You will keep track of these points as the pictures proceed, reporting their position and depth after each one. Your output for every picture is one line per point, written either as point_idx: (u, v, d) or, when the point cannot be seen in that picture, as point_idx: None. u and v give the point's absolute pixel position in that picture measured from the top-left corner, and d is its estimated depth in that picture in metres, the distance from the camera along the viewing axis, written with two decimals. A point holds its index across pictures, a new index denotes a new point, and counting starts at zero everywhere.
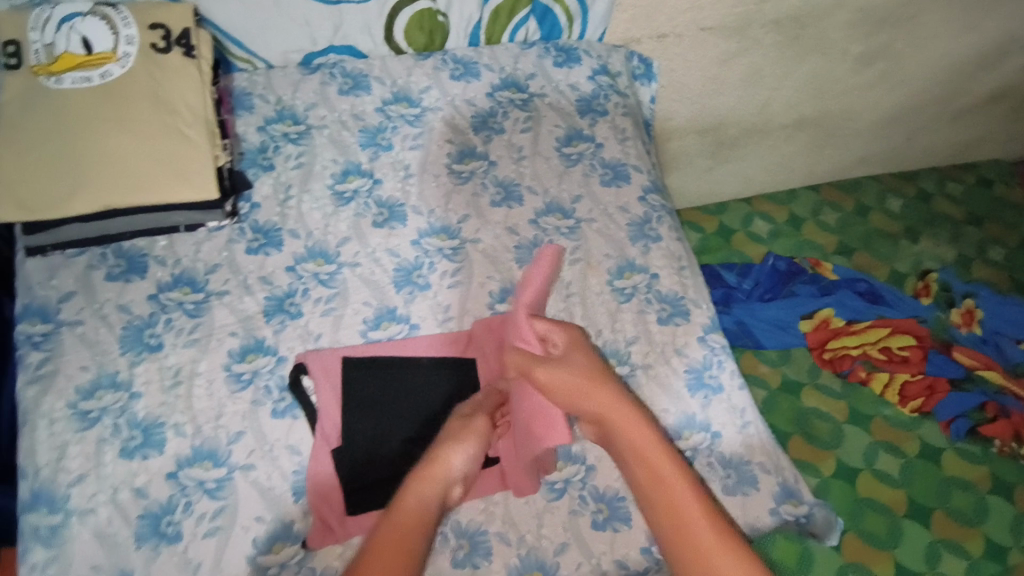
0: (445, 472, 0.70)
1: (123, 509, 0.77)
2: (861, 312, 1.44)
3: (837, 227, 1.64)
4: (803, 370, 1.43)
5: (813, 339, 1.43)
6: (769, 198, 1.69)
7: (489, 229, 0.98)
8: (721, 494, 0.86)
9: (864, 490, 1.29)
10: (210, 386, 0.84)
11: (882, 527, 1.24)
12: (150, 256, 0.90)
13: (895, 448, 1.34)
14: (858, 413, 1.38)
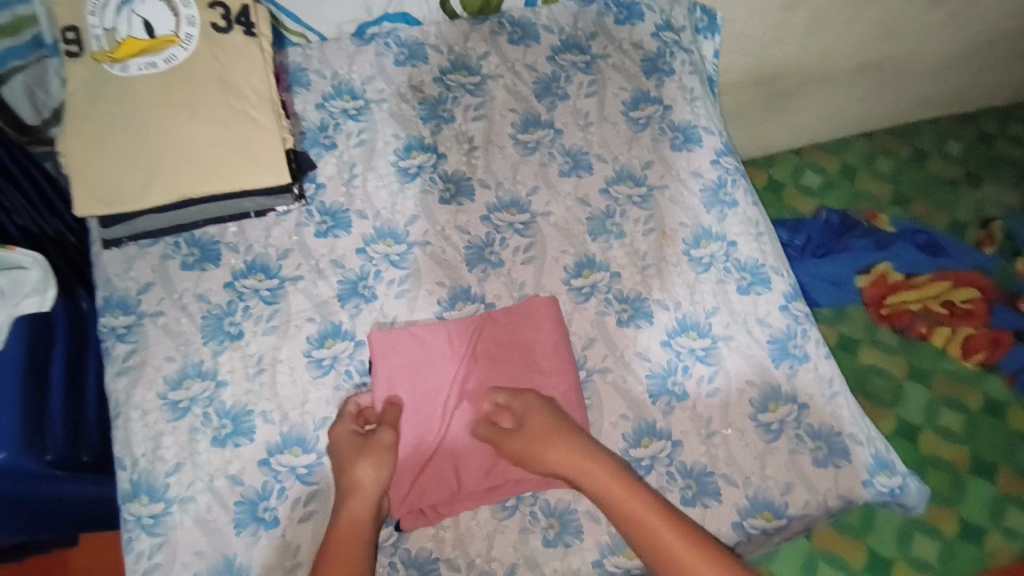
0: (371, 497, 0.75)
1: (220, 496, 0.78)
2: (918, 265, 1.37)
3: (892, 175, 1.56)
4: (858, 326, 1.38)
5: (870, 295, 1.37)
6: (820, 147, 1.61)
7: (560, 201, 0.96)
8: (811, 466, 0.84)
9: (927, 447, 1.27)
10: (292, 372, 0.84)
11: (944, 484, 1.23)
12: (222, 243, 0.89)
13: (956, 402, 1.31)
14: (919, 370, 1.34)
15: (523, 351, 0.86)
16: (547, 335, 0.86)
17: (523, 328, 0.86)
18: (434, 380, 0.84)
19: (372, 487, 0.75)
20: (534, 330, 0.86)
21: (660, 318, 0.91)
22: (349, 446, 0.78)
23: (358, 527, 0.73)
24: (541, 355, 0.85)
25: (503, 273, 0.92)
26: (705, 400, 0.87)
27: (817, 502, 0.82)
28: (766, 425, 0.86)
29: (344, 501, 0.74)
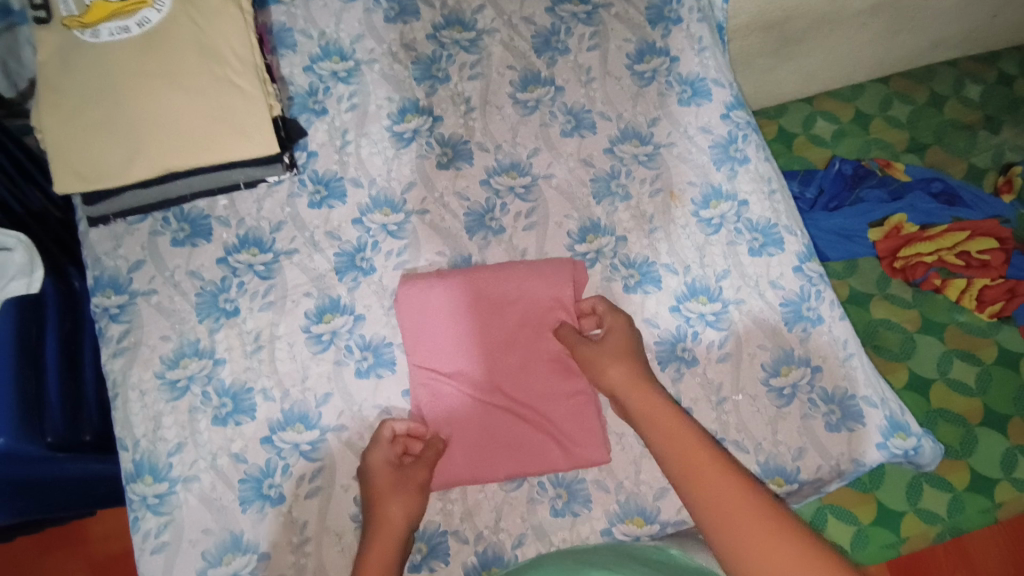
0: (400, 536, 0.70)
1: (224, 474, 0.77)
2: (933, 216, 1.31)
3: (908, 121, 1.50)
4: (869, 280, 1.35)
5: (883, 248, 1.33)
6: (833, 95, 1.54)
7: (563, 162, 0.92)
8: (824, 431, 0.82)
9: (937, 400, 1.25)
10: (291, 348, 0.82)
11: (955, 437, 1.22)
12: (213, 217, 0.86)
13: (969, 354, 1.28)
14: (930, 322, 1.31)
15: (525, 305, 0.82)
16: (540, 286, 0.82)
17: (516, 283, 0.82)
18: (452, 363, 0.80)
19: (402, 529, 0.71)
20: (527, 285, 0.82)
21: (668, 283, 0.88)
22: (378, 479, 0.73)
23: (384, 569, 0.67)
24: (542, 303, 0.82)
25: (505, 240, 0.88)
26: (715, 365, 0.85)
27: (830, 466, 0.81)
28: (778, 390, 0.84)
29: (370, 545, 0.69)
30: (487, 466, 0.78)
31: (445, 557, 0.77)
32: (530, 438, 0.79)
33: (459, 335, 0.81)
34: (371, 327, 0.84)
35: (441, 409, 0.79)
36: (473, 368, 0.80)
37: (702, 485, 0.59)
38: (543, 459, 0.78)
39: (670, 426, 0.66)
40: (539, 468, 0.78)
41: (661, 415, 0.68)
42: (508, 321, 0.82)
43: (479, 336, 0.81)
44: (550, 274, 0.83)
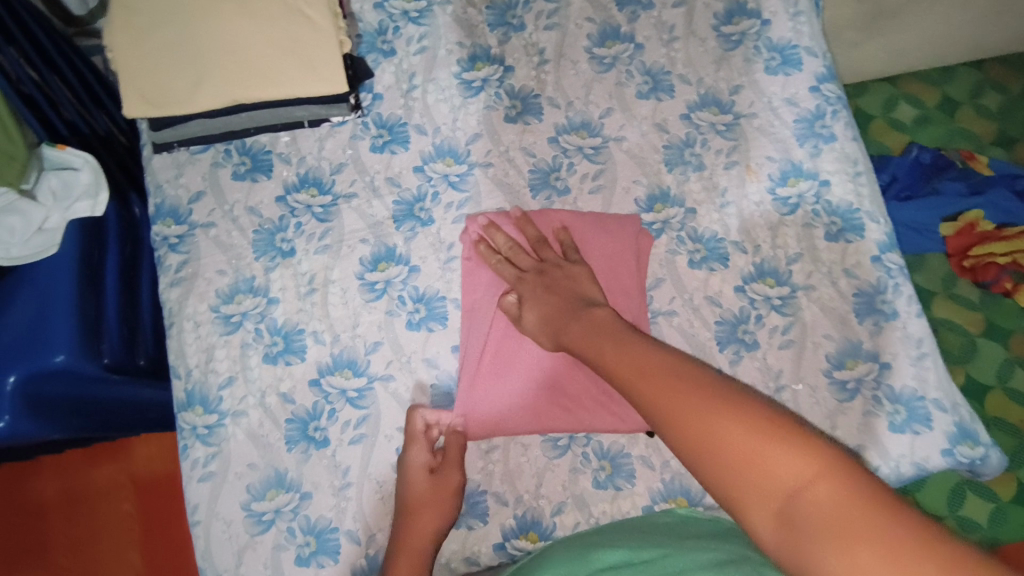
0: (427, 542, 0.72)
1: (272, 412, 0.78)
2: (1015, 214, 1.22)
3: (999, 111, 1.40)
4: (936, 278, 1.29)
5: (952, 245, 1.26)
6: (919, 76, 1.44)
7: (635, 125, 0.87)
8: (887, 430, 0.78)
9: (994, 408, 1.19)
10: (344, 294, 0.82)
11: (1008, 447, 1.16)
12: (274, 153, 0.85)
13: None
14: (996, 327, 1.24)
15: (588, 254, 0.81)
16: (603, 238, 0.82)
17: (577, 233, 0.82)
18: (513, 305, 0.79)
19: (431, 536, 0.72)
20: (590, 236, 0.82)
21: (736, 262, 0.84)
22: (414, 485, 0.74)
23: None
24: (604, 254, 0.81)
25: (569, 202, 0.85)
26: (776, 352, 0.81)
27: (889, 468, 0.77)
28: (840, 383, 0.80)
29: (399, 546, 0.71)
30: (537, 413, 0.77)
31: (483, 516, 0.77)
32: (582, 388, 0.78)
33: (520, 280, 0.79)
34: (426, 280, 0.82)
35: (498, 350, 0.78)
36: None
37: (668, 411, 0.50)
38: (590, 410, 0.77)
39: (617, 349, 0.59)
40: (587, 421, 0.77)
41: (601, 341, 0.61)
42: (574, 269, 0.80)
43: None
44: (630, 238, 0.82)
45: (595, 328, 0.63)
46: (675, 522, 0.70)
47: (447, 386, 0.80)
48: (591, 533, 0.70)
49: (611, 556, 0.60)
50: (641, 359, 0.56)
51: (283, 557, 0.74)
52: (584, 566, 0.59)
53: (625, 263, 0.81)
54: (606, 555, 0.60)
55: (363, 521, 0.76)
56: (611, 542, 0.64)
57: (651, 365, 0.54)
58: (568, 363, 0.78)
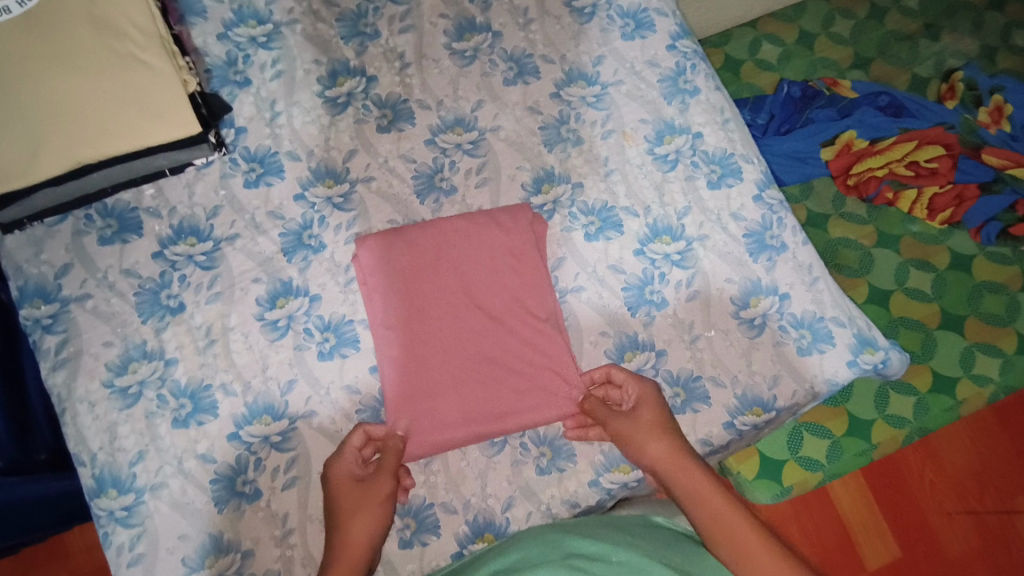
0: (366, 550, 0.64)
1: (193, 477, 0.74)
2: (882, 129, 1.31)
3: (851, 37, 1.49)
4: (826, 201, 1.36)
5: (836, 167, 1.33)
6: (775, 16, 1.51)
7: (508, 113, 0.88)
8: (796, 355, 0.84)
9: (898, 310, 1.27)
10: (246, 338, 0.79)
11: (915, 344, 1.25)
12: (141, 209, 0.80)
13: (925, 263, 1.31)
14: (885, 236, 1.33)
15: (487, 255, 0.80)
16: (499, 235, 0.81)
17: (472, 234, 0.80)
18: (430, 327, 0.78)
19: (368, 544, 0.65)
20: (485, 236, 0.81)
21: (630, 227, 0.85)
22: (344, 495, 0.67)
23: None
24: (505, 251, 0.80)
25: (457, 200, 0.85)
26: (685, 304, 0.85)
27: (804, 390, 0.83)
28: (748, 321, 0.85)
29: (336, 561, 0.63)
30: (476, 426, 0.76)
31: (436, 529, 0.76)
32: (502, 386, 0.78)
33: (425, 286, 0.78)
34: (328, 307, 0.81)
35: (421, 375, 0.76)
36: (449, 328, 0.78)
37: None
38: (512, 406, 0.77)
39: (701, 485, 0.63)
40: (526, 420, 0.77)
41: (692, 471, 0.65)
42: (475, 269, 0.80)
43: (449, 296, 0.79)
44: (524, 226, 0.81)
45: (702, 495, 0.62)
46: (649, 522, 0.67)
47: (372, 410, 0.79)
48: (562, 523, 0.68)
49: (585, 545, 0.58)
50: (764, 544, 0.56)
51: None
52: (555, 551, 0.57)
53: (527, 254, 0.81)
54: (580, 542, 0.58)
55: (313, 565, 0.73)
56: (585, 532, 0.62)
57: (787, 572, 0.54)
58: (484, 364, 0.78)
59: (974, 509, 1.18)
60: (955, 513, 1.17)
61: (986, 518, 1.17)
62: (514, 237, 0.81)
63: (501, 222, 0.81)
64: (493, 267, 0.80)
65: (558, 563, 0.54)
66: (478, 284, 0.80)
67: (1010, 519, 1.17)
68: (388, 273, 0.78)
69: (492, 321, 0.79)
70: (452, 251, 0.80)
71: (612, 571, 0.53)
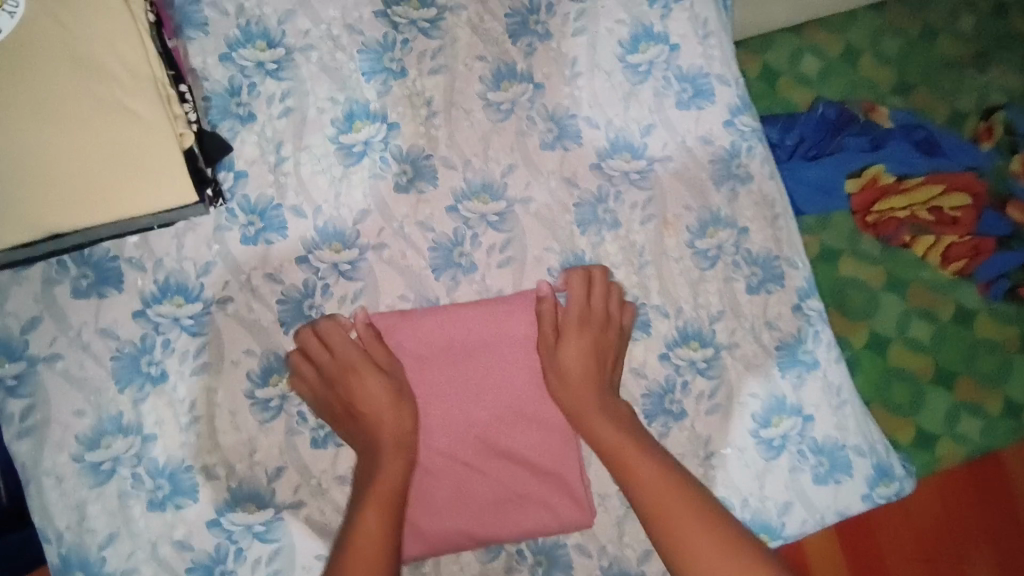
0: (399, 493, 0.68)
1: (167, 564, 0.70)
2: (913, 165, 1.15)
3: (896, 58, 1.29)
4: (843, 236, 1.20)
5: (858, 202, 1.17)
6: (822, 24, 1.30)
7: (543, 183, 0.79)
8: (812, 483, 0.79)
9: (897, 358, 1.17)
10: (234, 418, 0.72)
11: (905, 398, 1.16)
12: (122, 259, 0.71)
13: (928, 312, 1.19)
14: (896, 279, 1.20)
15: (505, 351, 0.75)
16: (521, 328, 0.75)
17: (491, 327, 0.74)
18: (440, 419, 0.73)
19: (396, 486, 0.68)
20: (506, 328, 0.75)
21: (658, 328, 0.79)
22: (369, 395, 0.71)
23: (385, 529, 0.65)
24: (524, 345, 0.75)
25: (476, 279, 0.77)
26: (703, 418, 0.79)
27: (814, 520, 0.79)
28: (767, 442, 0.79)
29: (365, 504, 0.66)
30: (481, 530, 0.73)
31: None
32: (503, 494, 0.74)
33: (433, 376, 0.74)
34: None
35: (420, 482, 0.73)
36: (462, 424, 0.73)
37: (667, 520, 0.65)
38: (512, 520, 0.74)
39: (596, 422, 0.72)
40: (533, 527, 0.74)
41: (597, 422, 0.72)
42: (490, 363, 0.74)
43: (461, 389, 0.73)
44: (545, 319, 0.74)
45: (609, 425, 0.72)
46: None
47: None
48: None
49: None
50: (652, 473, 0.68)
51: None
52: None
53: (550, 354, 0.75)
54: None
55: None
56: None
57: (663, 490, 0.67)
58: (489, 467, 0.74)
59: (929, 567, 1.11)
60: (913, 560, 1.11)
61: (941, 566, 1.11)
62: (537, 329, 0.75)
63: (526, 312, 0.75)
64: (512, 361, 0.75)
65: None
66: (493, 384, 0.74)
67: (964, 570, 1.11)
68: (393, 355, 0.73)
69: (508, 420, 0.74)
70: (469, 342, 0.74)
71: None
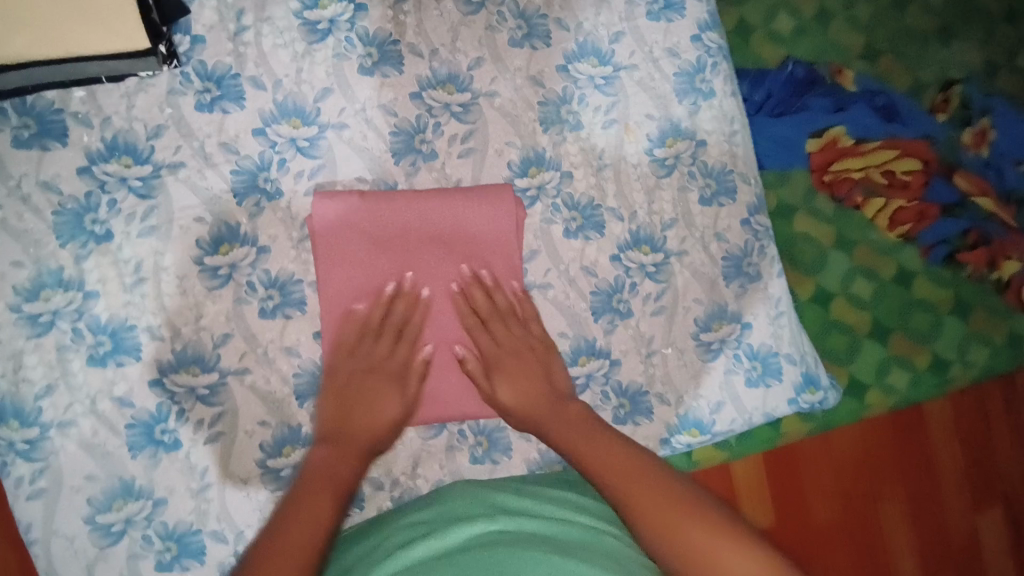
0: (344, 483, 0.65)
1: (106, 419, 0.72)
2: (871, 130, 1.12)
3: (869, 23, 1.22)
4: (799, 191, 1.12)
5: (816, 162, 1.11)
6: None
7: (508, 78, 0.79)
8: (744, 386, 0.85)
9: (837, 312, 1.10)
10: (180, 282, 0.72)
11: (841, 345, 1.08)
12: (68, 113, 0.69)
13: (872, 272, 1.12)
14: (845, 239, 1.12)
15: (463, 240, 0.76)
16: (481, 221, 0.76)
17: (455, 216, 0.75)
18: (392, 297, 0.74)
19: (348, 480, 0.66)
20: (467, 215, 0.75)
21: (612, 230, 0.81)
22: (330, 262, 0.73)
23: (325, 518, 0.60)
24: (411, 244, 0.74)
25: (436, 167, 0.77)
26: (648, 319, 0.83)
27: (743, 419, 0.85)
28: (706, 345, 0.84)
29: (307, 489, 0.63)
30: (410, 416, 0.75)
31: (359, 502, 0.78)
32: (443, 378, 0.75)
33: (389, 252, 0.74)
34: (277, 263, 0.74)
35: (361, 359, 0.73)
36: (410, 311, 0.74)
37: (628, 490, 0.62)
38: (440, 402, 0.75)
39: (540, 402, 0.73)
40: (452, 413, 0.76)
41: (533, 386, 0.74)
42: (447, 258, 0.75)
43: (396, 339, 0.73)
44: (503, 214, 0.76)
45: (571, 420, 0.71)
46: (587, 511, 0.68)
47: (309, 376, 0.76)
48: (501, 499, 0.68)
49: (513, 497, 0.68)
50: (616, 457, 0.66)
51: (142, 564, 0.73)
52: (482, 503, 0.68)
53: (506, 243, 0.77)
54: (506, 496, 0.68)
55: (229, 519, 0.75)
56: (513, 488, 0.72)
57: (629, 469, 0.64)
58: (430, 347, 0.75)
59: (850, 493, 1.06)
60: (834, 492, 1.06)
61: (858, 502, 1.08)
62: (422, 226, 0.75)
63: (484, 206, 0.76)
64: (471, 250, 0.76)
65: (486, 514, 0.65)
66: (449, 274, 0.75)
67: (875, 508, 1.08)
68: (357, 221, 0.73)
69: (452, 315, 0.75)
70: (429, 223, 0.75)
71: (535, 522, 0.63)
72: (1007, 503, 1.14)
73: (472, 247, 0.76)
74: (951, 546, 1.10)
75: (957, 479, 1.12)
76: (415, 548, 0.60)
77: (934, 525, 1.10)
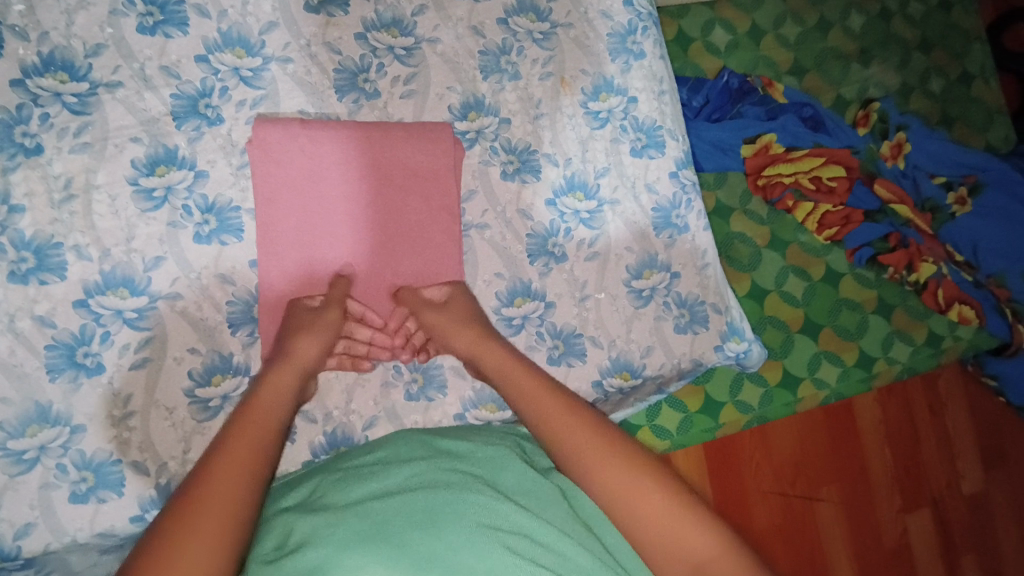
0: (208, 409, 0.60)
1: (25, 338, 0.69)
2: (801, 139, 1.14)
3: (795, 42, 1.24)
4: (735, 194, 1.17)
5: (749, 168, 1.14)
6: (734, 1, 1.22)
7: (451, 27, 0.83)
8: (673, 332, 0.88)
9: (770, 308, 1.13)
10: (112, 202, 0.72)
11: (775, 341, 1.12)
12: (3, 26, 0.69)
13: (804, 271, 1.16)
14: (776, 239, 1.17)
15: (405, 175, 0.78)
16: (420, 157, 0.78)
17: (396, 151, 0.77)
18: (330, 229, 0.75)
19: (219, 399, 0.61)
20: (407, 151, 0.77)
21: (548, 175, 0.85)
22: (268, 189, 0.74)
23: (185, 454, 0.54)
24: (353, 174, 0.76)
25: (378, 106, 0.80)
26: (582, 264, 0.85)
27: (672, 364, 0.87)
28: (637, 292, 0.87)
29: None
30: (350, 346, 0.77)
31: (291, 435, 0.76)
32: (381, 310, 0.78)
33: (328, 183, 0.75)
34: (214, 188, 0.74)
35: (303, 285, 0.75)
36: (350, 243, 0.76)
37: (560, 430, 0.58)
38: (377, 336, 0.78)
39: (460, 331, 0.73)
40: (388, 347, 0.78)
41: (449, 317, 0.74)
42: (388, 190, 0.77)
43: (342, 267, 0.76)
44: (439, 150, 0.78)
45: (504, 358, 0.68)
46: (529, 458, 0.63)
47: (244, 305, 0.75)
48: (446, 443, 0.60)
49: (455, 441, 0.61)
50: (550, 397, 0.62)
51: (55, 495, 0.69)
52: (425, 446, 0.60)
53: (443, 178, 0.79)
54: (451, 440, 0.61)
55: (151, 450, 0.72)
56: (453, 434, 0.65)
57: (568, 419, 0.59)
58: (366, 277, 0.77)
59: (787, 493, 1.13)
60: (770, 492, 1.12)
61: (792, 500, 1.14)
62: (364, 158, 0.76)
63: (421, 141, 0.78)
64: (412, 185, 0.78)
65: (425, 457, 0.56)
66: (390, 206, 0.77)
67: (809, 506, 1.14)
68: (296, 152, 0.74)
69: (391, 247, 0.78)
70: (369, 157, 0.76)
71: (477, 464, 0.56)
72: (934, 502, 1.21)
73: (412, 180, 0.78)
74: (883, 548, 1.17)
75: (886, 481, 1.19)
76: (357, 488, 0.53)
77: (863, 524, 1.16)
